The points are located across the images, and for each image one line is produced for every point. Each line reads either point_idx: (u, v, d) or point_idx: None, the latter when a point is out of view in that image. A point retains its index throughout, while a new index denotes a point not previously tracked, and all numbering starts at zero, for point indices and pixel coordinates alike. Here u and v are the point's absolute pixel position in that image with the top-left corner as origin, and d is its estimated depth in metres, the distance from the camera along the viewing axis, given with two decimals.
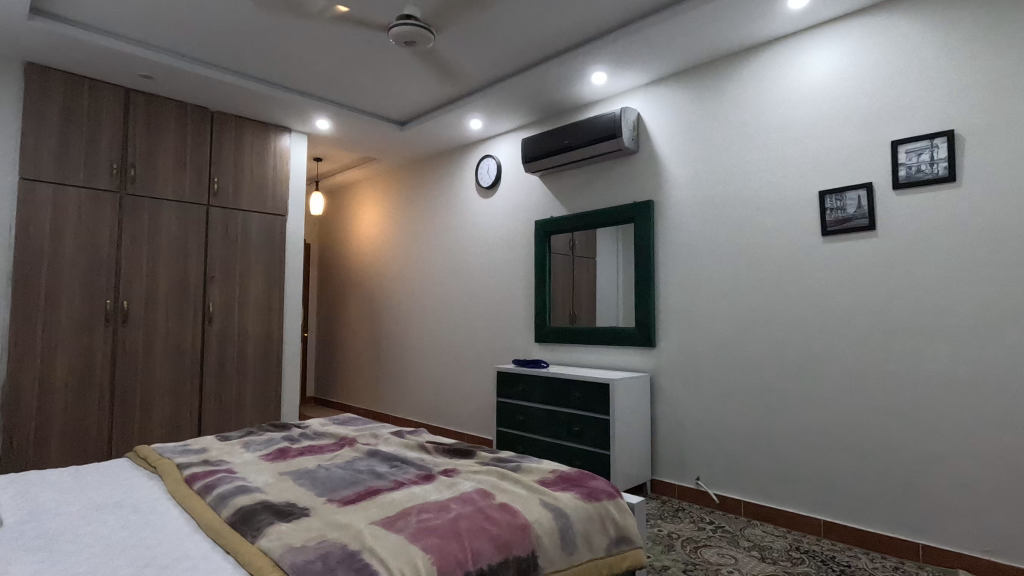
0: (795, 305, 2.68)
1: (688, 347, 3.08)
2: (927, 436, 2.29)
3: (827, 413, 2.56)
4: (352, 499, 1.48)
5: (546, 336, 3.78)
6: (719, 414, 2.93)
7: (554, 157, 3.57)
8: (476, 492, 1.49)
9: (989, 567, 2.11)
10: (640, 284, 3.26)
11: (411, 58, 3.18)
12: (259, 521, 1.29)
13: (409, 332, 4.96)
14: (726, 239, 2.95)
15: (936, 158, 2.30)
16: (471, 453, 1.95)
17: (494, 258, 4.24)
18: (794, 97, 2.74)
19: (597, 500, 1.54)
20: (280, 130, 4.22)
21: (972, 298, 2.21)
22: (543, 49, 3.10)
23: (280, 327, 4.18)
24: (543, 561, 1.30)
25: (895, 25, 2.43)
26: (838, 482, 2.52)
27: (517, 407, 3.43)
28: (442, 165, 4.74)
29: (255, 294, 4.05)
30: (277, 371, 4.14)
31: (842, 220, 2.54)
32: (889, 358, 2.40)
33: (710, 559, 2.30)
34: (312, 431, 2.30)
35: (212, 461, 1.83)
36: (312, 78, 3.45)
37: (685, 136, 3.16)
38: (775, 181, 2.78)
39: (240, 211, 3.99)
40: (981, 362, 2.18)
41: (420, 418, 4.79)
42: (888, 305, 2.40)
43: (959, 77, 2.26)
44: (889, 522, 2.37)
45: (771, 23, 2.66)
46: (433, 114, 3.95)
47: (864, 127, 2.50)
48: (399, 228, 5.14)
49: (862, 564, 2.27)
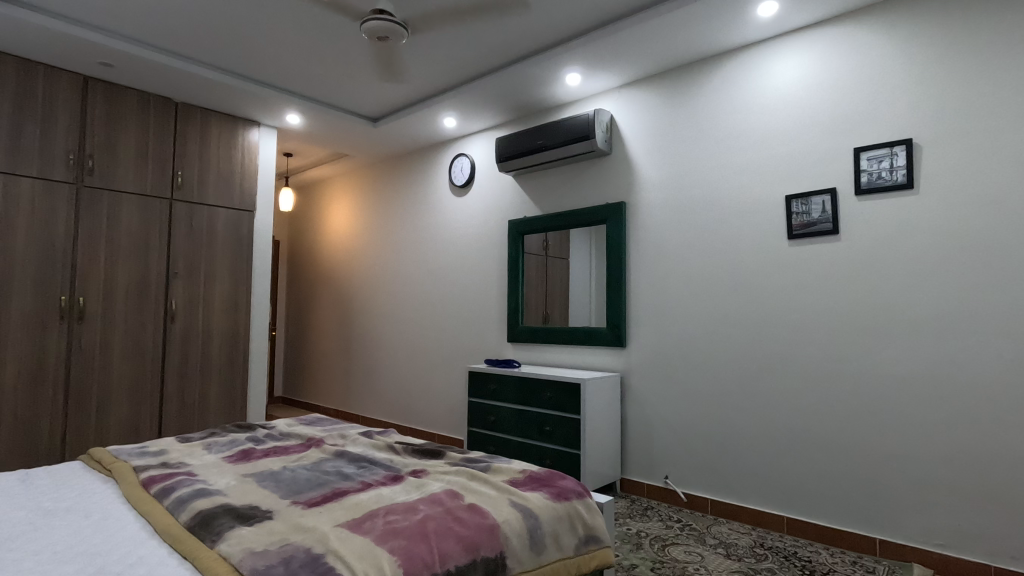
0: (762, 307, 2.74)
1: (658, 347, 3.11)
2: (885, 435, 2.37)
3: (791, 413, 2.62)
4: (318, 501, 1.45)
5: (518, 336, 3.78)
6: (687, 414, 2.98)
7: (527, 157, 3.57)
8: (445, 493, 1.48)
9: (940, 560, 2.20)
10: (611, 284, 3.29)
11: (384, 53, 3.13)
12: (219, 526, 1.25)
13: (380, 332, 4.90)
14: (695, 242, 3.00)
15: (896, 166, 2.38)
16: (441, 454, 1.93)
17: (466, 258, 4.22)
18: (763, 103, 2.80)
19: (566, 500, 1.54)
20: (249, 124, 4.12)
21: (927, 301, 2.29)
22: (518, 49, 3.09)
23: (247, 325, 4.07)
24: (511, 562, 1.29)
25: (860, 35, 2.51)
26: (800, 480, 2.58)
27: (488, 407, 3.42)
28: (415, 162, 4.69)
29: (220, 292, 3.94)
30: (243, 371, 4.03)
31: (807, 224, 2.61)
32: (849, 359, 2.47)
33: (677, 557, 2.33)
34: (278, 432, 2.25)
35: (172, 464, 1.77)
36: (282, 71, 3.38)
37: (658, 139, 3.19)
38: (743, 185, 2.84)
39: (205, 205, 3.88)
40: (934, 363, 2.26)
41: (390, 418, 4.74)
42: (849, 307, 2.48)
43: (920, 88, 2.34)
44: (848, 518, 2.45)
45: (741, 30, 2.71)
46: (406, 111, 3.90)
47: (829, 134, 2.57)
48: (370, 226, 5.07)
49: (823, 558, 2.34)
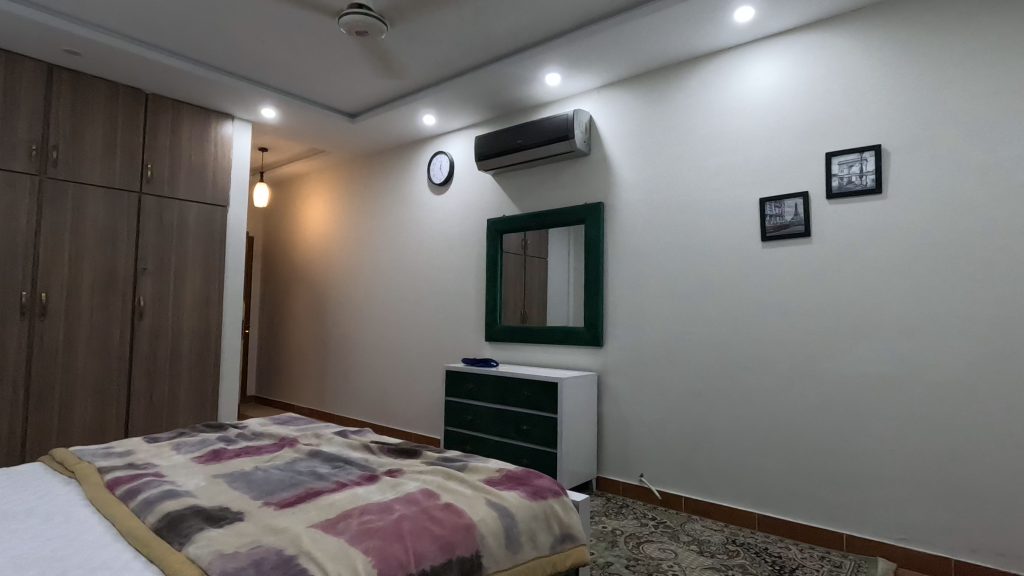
0: (736, 308, 2.79)
1: (634, 347, 3.14)
2: (852, 432, 2.44)
3: (763, 412, 2.68)
4: (291, 502, 1.42)
5: (496, 335, 3.77)
6: (663, 413, 3.01)
7: (506, 156, 3.57)
8: (421, 492, 1.47)
9: (903, 554, 2.28)
10: (589, 284, 3.31)
11: (362, 48, 3.09)
12: (187, 528, 1.22)
13: (357, 330, 4.84)
14: (672, 243, 3.03)
15: (865, 171, 2.44)
16: (418, 453, 1.91)
17: (445, 257, 4.20)
18: (738, 106, 2.85)
19: (542, 498, 1.54)
20: (222, 117, 4.03)
21: (894, 303, 2.36)
22: (497, 48, 3.09)
23: (219, 323, 3.99)
24: (487, 561, 1.29)
25: (831, 43, 2.57)
26: (771, 477, 2.64)
27: (465, 406, 3.41)
28: (394, 159, 4.64)
29: (191, 289, 3.85)
30: (215, 369, 3.95)
31: (780, 226, 2.66)
32: (819, 359, 2.53)
33: (652, 554, 2.35)
34: (250, 431, 2.20)
35: (139, 465, 1.72)
36: (257, 64, 3.31)
37: (636, 141, 3.22)
38: (719, 188, 2.88)
39: (176, 200, 3.78)
40: (900, 362, 2.33)
41: (366, 417, 4.69)
42: (820, 309, 2.54)
43: (890, 95, 2.41)
44: (817, 515, 2.51)
45: (717, 34, 2.75)
46: (385, 107, 3.87)
47: (802, 139, 2.63)
48: (348, 224, 5.01)
49: (792, 554, 2.39)
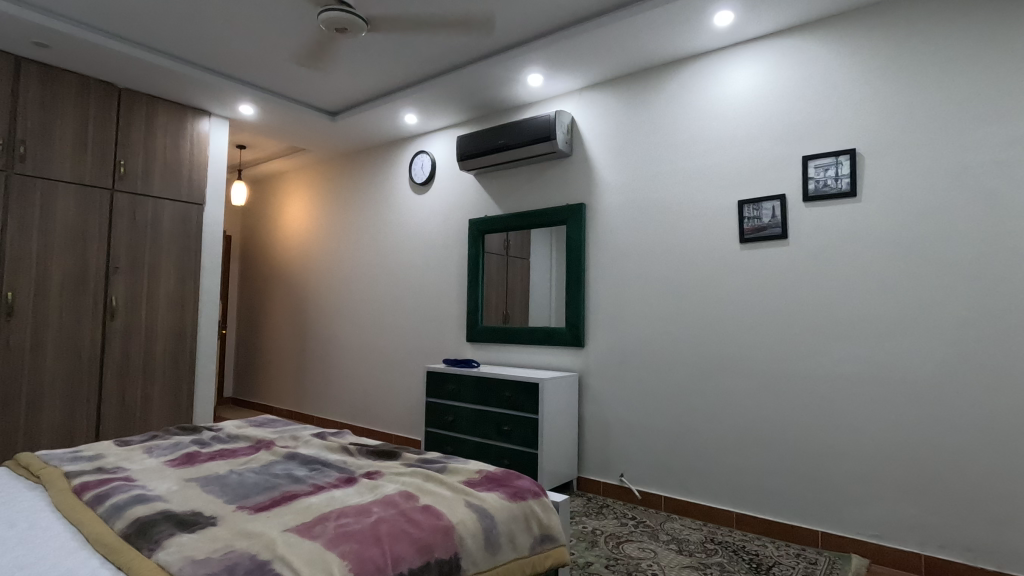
0: (715, 308, 2.82)
1: (615, 348, 3.16)
2: (828, 432, 2.48)
3: (740, 411, 2.71)
4: (266, 506, 1.39)
5: (477, 335, 3.76)
6: (643, 414, 3.03)
7: (488, 156, 3.56)
8: (399, 494, 1.46)
9: (876, 550, 2.32)
10: (570, 285, 3.32)
11: (342, 45, 3.05)
12: (157, 534, 1.19)
13: (337, 331, 4.79)
14: (652, 245, 3.05)
15: (840, 174, 2.49)
16: (397, 455, 1.89)
17: (426, 257, 4.18)
18: (717, 110, 2.88)
19: (521, 499, 1.54)
20: (198, 114, 3.95)
21: (867, 304, 2.41)
22: (479, 47, 3.08)
23: (194, 323, 3.91)
24: (466, 563, 1.28)
25: (808, 49, 2.62)
26: (748, 476, 2.67)
27: (446, 407, 3.39)
28: (375, 158, 4.60)
29: (166, 289, 3.77)
30: (190, 371, 3.87)
31: (758, 228, 2.70)
32: (796, 359, 2.57)
33: (631, 554, 2.37)
34: (225, 434, 2.16)
35: (108, 469, 1.67)
36: (235, 59, 3.26)
37: (617, 142, 3.24)
38: (699, 190, 2.91)
39: (150, 197, 3.70)
40: (873, 362, 2.38)
41: (346, 419, 4.64)
42: (797, 309, 2.58)
43: (864, 101, 2.46)
44: (793, 512, 2.54)
45: (698, 38, 2.78)
46: (366, 105, 3.83)
47: (779, 142, 2.67)
48: (328, 223, 4.95)
49: (769, 552, 2.42)
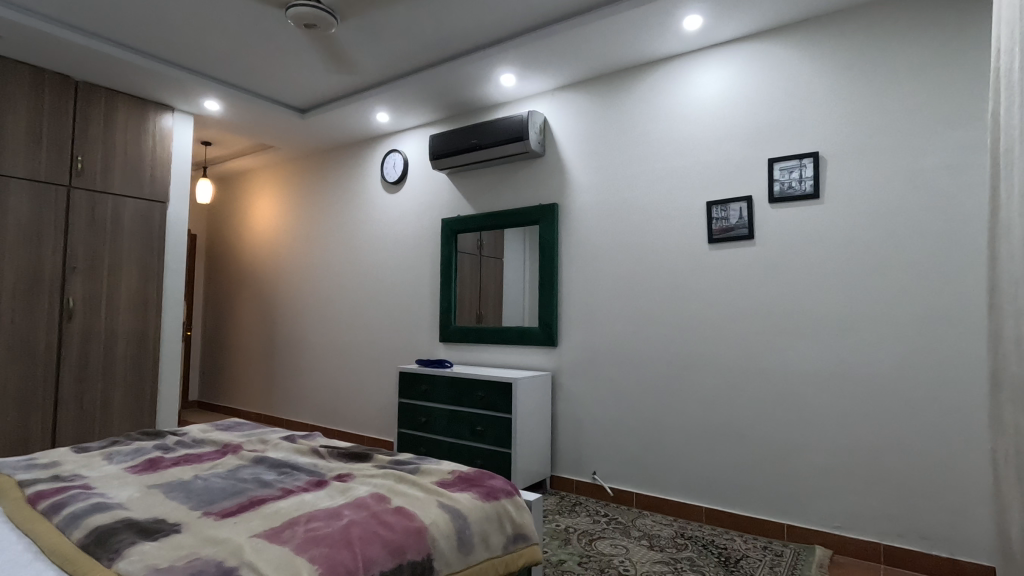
0: (685, 307, 2.86)
1: (588, 347, 3.18)
2: (793, 427, 2.54)
3: (710, 408, 2.76)
4: (233, 511, 1.36)
5: (450, 335, 3.75)
6: (615, 412, 3.06)
7: (461, 155, 3.55)
8: (371, 496, 1.44)
9: (838, 541, 2.40)
10: (543, 284, 3.33)
11: (312, 40, 3.00)
12: (117, 542, 1.15)
13: (307, 331, 4.70)
14: (624, 244, 3.09)
15: (804, 176, 2.56)
16: (370, 457, 1.87)
17: (398, 257, 4.14)
18: (687, 112, 2.93)
19: (494, 499, 1.54)
20: (161, 109, 3.83)
21: (830, 303, 2.48)
22: (452, 46, 3.06)
23: (158, 325, 3.79)
24: (439, 564, 1.28)
25: (775, 54, 2.69)
26: (717, 472, 2.72)
27: (419, 408, 3.36)
28: (346, 156, 4.54)
29: (127, 289, 3.65)
30: (153, 373, 3.75)
31: (726, 228, 2.75)
32: (762, 357, 2.63)
33: (604, 551, 2.39)
34: (190, 438, 2.10)
35: (64, 477, 1.61)
36: (199, 53, 3.18)
37: (590, 143, 3.26)
38: (669, 191, 2.95)
39: (110, 194, 3.57)
40: (836, 359, 2.46)
41: (316, 421, 4.57)
42: (763, 308, 2.64)
43: (826, 106, 2.54)
44: (760, 506, 2.60)
45: (668, 41, 2.83)
46: (337, 103, 3.77)
47: (747, 144, 2.73)
48: (297, 222, 4.86)
49: (737, 545, 2.47)
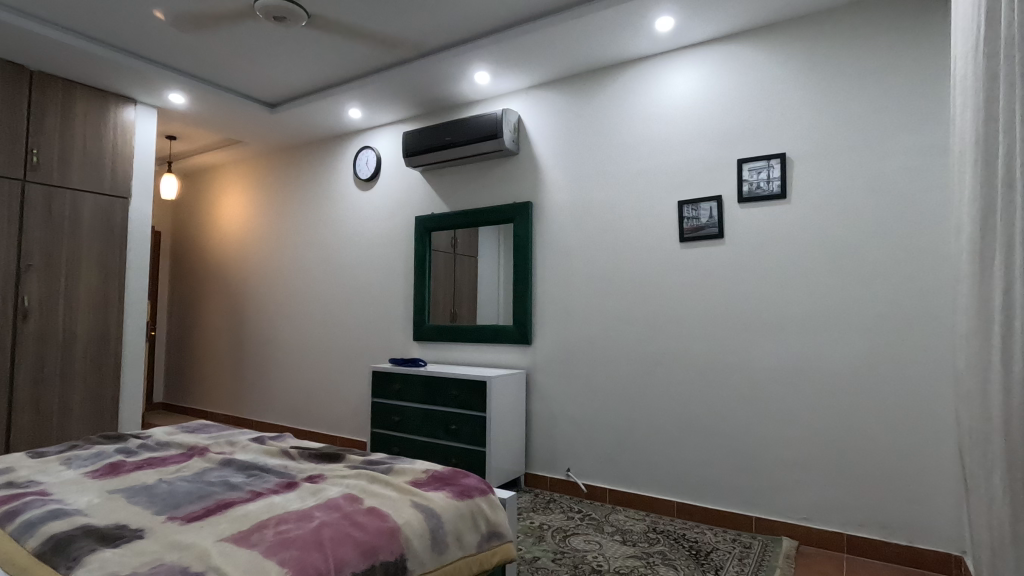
0: (657, 305, 2.90)
1: (562, 345, 3.20)
2: (761, 422, 2.60)
3: (681, 404, 2.81)
4: (199, 515, 1.33)
5: (425, 334, 3.72)
6: (589, 409, 3.09)
7: (435, 153, 3.53)
8: (343, 497, 1.42)
9: (804, 532, 2.47)
10: (517, 283, 3.33)
11: (281, 33, 2.95)
12: (76, 550, 1.11)
13: (277, 330, 4.61)
14: (598, 243, 3.11)
15: (772, 177, 2.62)
16: (341, 457, 1.84)
17: (371, 255, 4.09)
18: (659, 112, 2.97)
19: (468, 497, 1.53)
20: (123, 102, 3.70)
21: (796, 301, 2.55)
22: (425, 43, 3.04)
23: (119, 325, 3.67)
24: (411, 564, 1.27)
25: (743, 56, 2.74)
26: (688, 467, 2.77)
27: (393, 407, 3.33)
28: (318, 153, 4.46)
29: (87, 288, 3.51)
30: (115, 374, 3.63)
31: (697, 228, 2.80)
32: (731, 354, 2.69)
33: (577, 547, 2.41)
34: (154, 441, 2.04)
35: (19, 484, 1.54)
36: (162, 44, 3.08)
37: (564, 141, 3.28)
38: (642, 189, 2.99)
39: (68, 189, 3.43)
40: (801, 355, 2.52)
41: (287, 422, 4.49)
42: (732, 306, 2.70)
43: (794, 108, 2.60)
44: (729, 500, 2.66)
45: (640, 42, 2.86)
46: (308, 98, 3.71)
47: (717, 144, 2.78)
48: (267, 219, 4.76)
49: (707, 538, 2.52)
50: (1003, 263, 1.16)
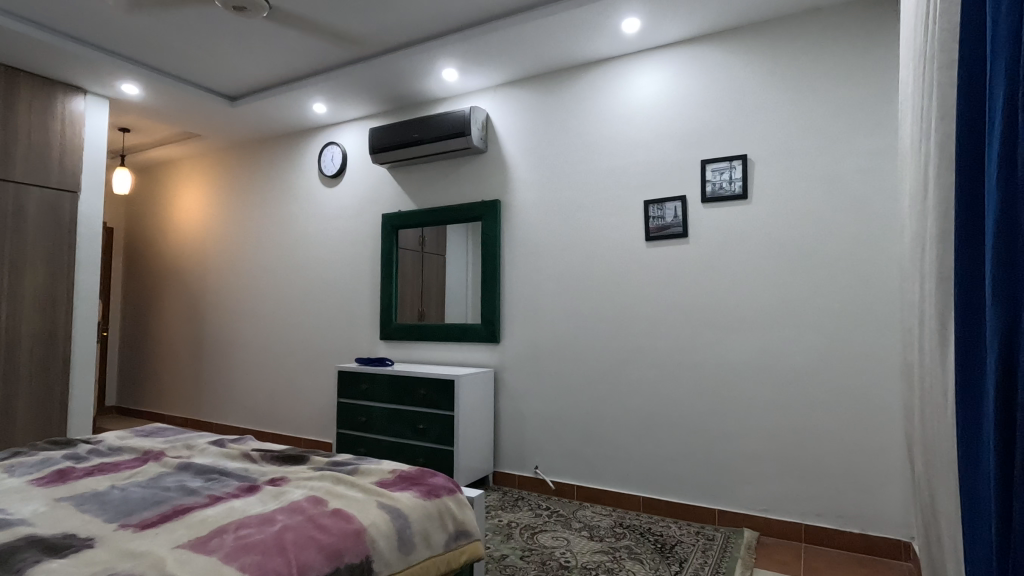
0: (624, 303, 2.94)
1: (530, 343, 3.21)
2: (723, 417, 2.67)
3: (646, 401, 2.85)
4: (154, 522, 1.28)
5: (392, 333, 3.68)
6: (557, 406, 3.10)
7: (402, 150, 3.49)
8: (307, 500, 1.39)
9: (764, 523, 2.54)
10: (485, 281, 3.33)
11: (241, 24, 2.86)
12: (19, 561, 1.05)
13: (238, 330, 4.48)
14: (565, 241, 3.13)
15: (733, 178, 2.69)
16: (305, 459, 1.80)
17: (336, 253, 4.02)
18: (625, 113, 3.00)
19: (436, 496, 1.52)
20: (71, 91, 3.53)
21: (757, 299, 2.62)
22: (391, 39, 3.01)
23: (68, 326, 3.50)
24: (378, 565, 1.25)
25: (706, 60, 2.80)
26: (654, 462, 2.82)
27: (359, 407, 3.28)
28: (281, 148, 4.35)
29: (32, 287, 3.34)
30: (63, 377, 3.46)
31: (662, 227, 2.84)
32: (695, 350, 2.75)
33: (545, 543, 2.42)
34: (106, 446, 1.95)
35: None
36: (114, 32, 2.96)
37: (532, 140, 3.28)
38: (609, 188, 3.02)
39: (11, 183, 3.26)
40: (762, 352, 2.60)
41: (248, 424, 4.37)
42: (695, 303, 2.76)
43: (755, 112, 2.67)
44: (693, 494, 2.71)
45: (607, 42, 2.89)
46: (270, 91, 3.62)
47: (681, 145, 2.83)
48: (228, 215, 4.62)
49: (672, 531, 2.57)
50: (919, 258, 1.24)
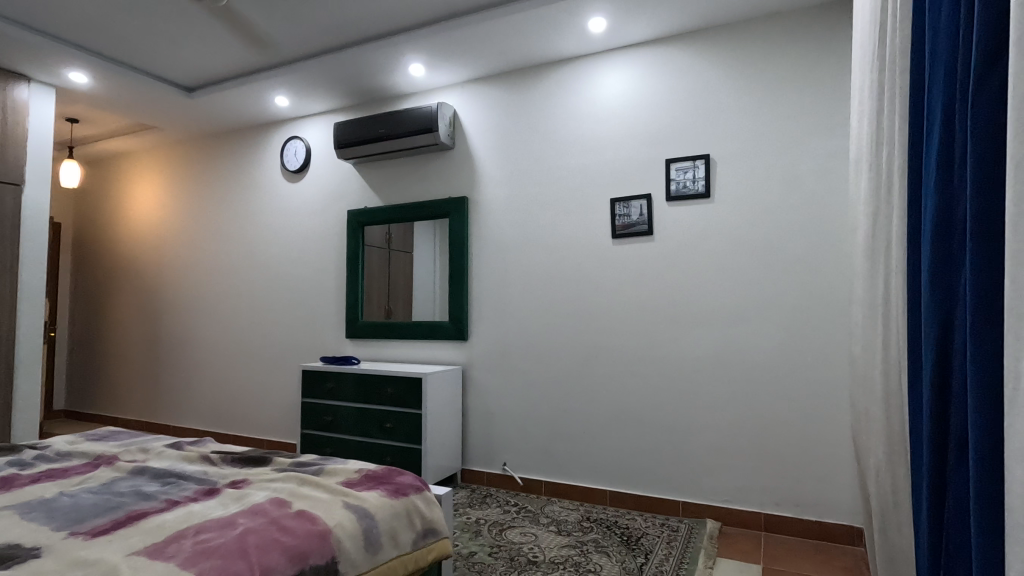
0: (591, 300, 2.97)
1: (498, 340, 3.21)
2: (687, 411, 2.73)
3: (613, 396, 2.89)
4: (106, 529, 1.22)
5: (358, 331, 3.63)
6: (525, 402, 3.12)
7: (368, 145, 3.44)
8: (270, 502, 1.36)
9: (726, 513, 2.61)
10: (454, 279, 3.31)
11: (199, 12, 2.76)
12: None
13: (197, 329, 4.34)
14: (533, 238, 3.14)
15: (696, 177, 2.75)
16: (268, 460, 1.76)
17: (300, 250, 3.93)
18: (592, 111, 3.03)
19: (403, 495, 1.51)
20: (14, 78, 3.33)
21: (719, 296, 2.68)
22: (355, 32, 2.96)
23: (11, 326, 3.32)
24: (344, 566, 1.23)
25: (670, 61, 2.86)
26: (621, 456, 2.86)
27: (324, 407, 3.22)
28: (241, 141, 4.23)
29: None
30: (6, 380, 3.29)
31: (628, 225, 2.89)
32: (660, 346, 2.80)
33: (514, 539, 2.43)
34: (53, 452, 1.86)
35: None
36: (60, 17, 2.81)
37: (499, 137, 3.28)
38: (575, 186, 3.04)
39: None
40: (724, 347, 2.67)
41: (208, 426, 4.24)
42: (660, 300, 2.81)
43: (716, 112, 2.74)
44: (658, 487, 2.77)
45: (574, 41, 2.91)
46: (230, 83, 3.51)
47: (646, 144, 2.88)
48: (185, 210, 4.46)
49: (638, 524, 2.62)
50: (869, 255, 1.30)
